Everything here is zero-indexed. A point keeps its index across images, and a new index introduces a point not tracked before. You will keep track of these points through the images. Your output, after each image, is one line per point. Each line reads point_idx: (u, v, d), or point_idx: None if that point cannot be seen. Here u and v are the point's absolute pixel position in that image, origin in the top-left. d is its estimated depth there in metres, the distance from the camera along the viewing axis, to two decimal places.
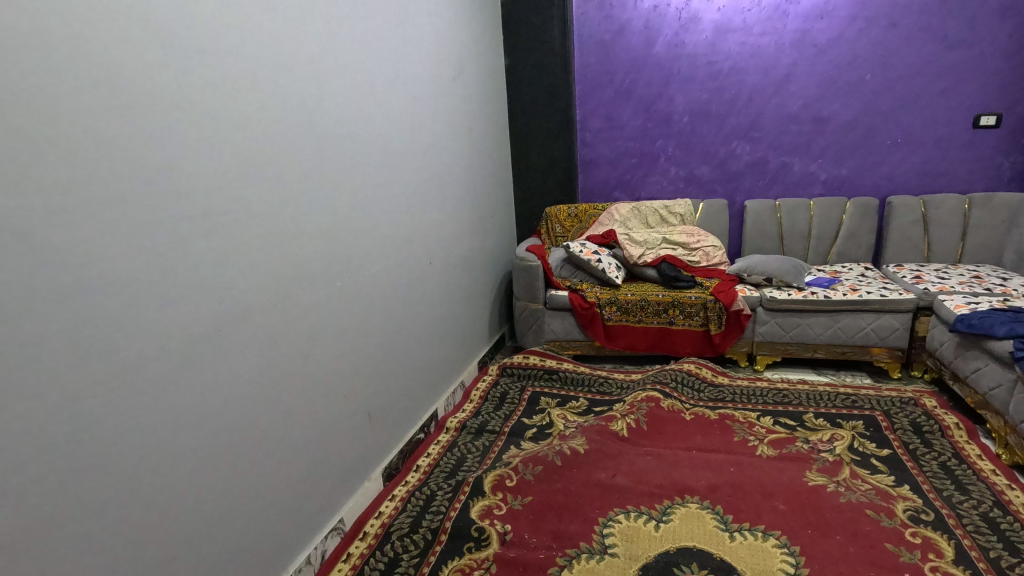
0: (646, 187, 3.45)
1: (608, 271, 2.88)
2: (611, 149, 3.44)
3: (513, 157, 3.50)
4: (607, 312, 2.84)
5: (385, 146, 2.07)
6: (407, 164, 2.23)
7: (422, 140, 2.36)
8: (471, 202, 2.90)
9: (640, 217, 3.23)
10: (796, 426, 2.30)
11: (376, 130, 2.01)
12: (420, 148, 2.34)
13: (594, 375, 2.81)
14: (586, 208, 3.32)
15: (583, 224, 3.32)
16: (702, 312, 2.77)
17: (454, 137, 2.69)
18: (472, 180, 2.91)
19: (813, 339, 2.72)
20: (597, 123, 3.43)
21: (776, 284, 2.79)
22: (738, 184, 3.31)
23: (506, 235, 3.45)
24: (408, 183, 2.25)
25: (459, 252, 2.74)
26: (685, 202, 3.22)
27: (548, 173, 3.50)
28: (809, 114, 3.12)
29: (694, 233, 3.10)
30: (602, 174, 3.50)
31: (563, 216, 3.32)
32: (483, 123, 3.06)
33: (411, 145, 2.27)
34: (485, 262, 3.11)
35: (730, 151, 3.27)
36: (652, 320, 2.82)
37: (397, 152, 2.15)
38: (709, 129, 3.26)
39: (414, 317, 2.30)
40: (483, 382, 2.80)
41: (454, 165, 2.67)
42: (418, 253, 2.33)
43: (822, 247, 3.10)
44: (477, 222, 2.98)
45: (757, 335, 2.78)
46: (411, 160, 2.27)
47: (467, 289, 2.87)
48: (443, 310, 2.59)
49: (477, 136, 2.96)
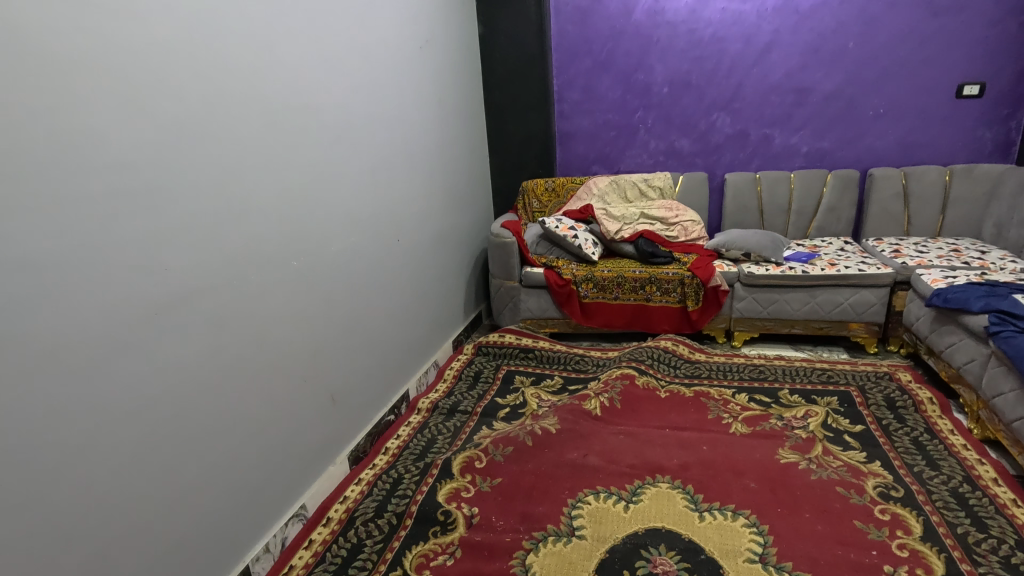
0: (625, 160, 3.36)
1: (584, 247, 2.81)
2: (590, 122, 3.34)
3: (489, 130, 3.40)
4: (583, 289, 2.78)
5: (345, 117, 1.97)
6: (370, 136, 2.13)
7: (387, 111, 2.26)
8: (444, 176, 2.81)
9: (618, 191, 3.15)
10: (771, 403, 2.28)
11: (335, 100, 1.91)
12: (385, 120, 2.24)
13: (570, 353, 2.77)
14: (563, 182, 3.24)
15: (560, 198, 3.24)
16: (679, 288, 2.73)
17: (424, 108, 2.58)
18: (444, 154, 2.81)
19: (790, 315, 2.68)
20: (575, 95, 3.32)
21: (755, 259, 2.74)
22: (719, 157, 3.23)
23: (482, 210, 3.37)
24: (373, 158, 2.15)
25: (430, 231, 2.66)
26: (664, 175, 3.15)
27: (525, 147, 3.40)
28: (792, 84, 3.03)
29: (674, 208, 3.02)
30: (580, 148, 3.41)
31: (540, 191, 3.24)
32: (456, 94, 2.94)
33: (375, 117, 2.16)
34: (459, 239, 3.03)
35: (710, 123, 3.19)
36: (628, 297, 2.77)
37: (359, 124, 2.05)
38: (690, 100, 3.17)
39: (382, 297, 2.23)
40: (457, 361, 2.75)
41: (424, 139, 2.58)
42: (385, 230, 2.24)
43: (802, 222, 3.06)
44: (450, 198, 2.89)
45: (735, 310, 2.74)
46: (376, 132, 2.17)
47: (441, 267, 2.79)
48: (415, 289, 2.52)
49: (449, 108, 2.86)
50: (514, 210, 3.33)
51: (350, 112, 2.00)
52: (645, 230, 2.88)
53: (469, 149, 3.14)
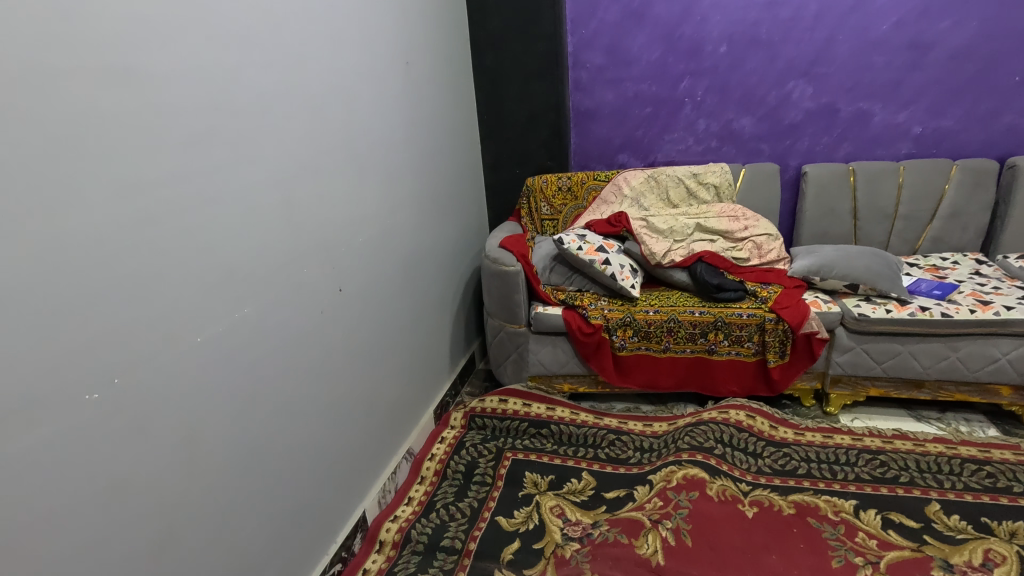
0: (663, 148, 2.50)
1: (619, 277, 1.98)
2: (616, 95, 2.46)
3: (481, 107, 2.53)
4: (619, 338, 1.95)
5: (222, 97, 1.08)
6: (283, 127, 1.26)
7: (315, 82, 1.38)
8: (416, 178, 1.95)
9: (659, 191, 2.33)
10: (922, 534, 1.48)
11: (204, 58, 1.03)
12: (312, 97, 1.36)
13: (600, 430, 1.96)
14: (582, 178, 2.39)
15: (579, 201, 2.40)
16: (757, 336, 1.92)
17: (380, 78, 1.70)
18: (415, 144, 1.93)
19: (916, 374, 1.87)
20: (596, 57, 2.42)
21: (864, 292, 1.92)
22: (794, 142, 2.37)
23: (473, 218, 2.51)
24: (289, 163, 1.28)
25: (396, 263, 1.81)
26: (721, 167, 2.33)
27: (529, 131, 2.52)
28: (904, 38, 2.16)
29: (740, 214, 2.17)
30: (602, 130, 2.53)
31: (551, 190, 2.40)
32: (431, 58, 2.06)
33: (291, 92, 1.29)
34: (442, 263, 2.18)
35: (784, 95, 2.31)
36: (683, 348, 1.95)
37: (257, 105, 1.18)
38: (756, 63, 2.29)
39: (314, 388, 1.39)
40: (441, 446, 1.93)
41: (381, 126, 1.70)
42: (317, 281, 1.38)
43: (910, 231, 2.23)
44: (426, 207, 2.02)
45: (834, 367, 1.93)
46: (294, 118, 1.30)
47: (415, 310, 1.96)
48: (373, 355, 1.69)
49: (421, 78, 1.98)
50: (516, 217, 2.48)
51: (236, 83, 1.12)
52: (706, 250, 2.04)
53: (451, 135, 2.27)
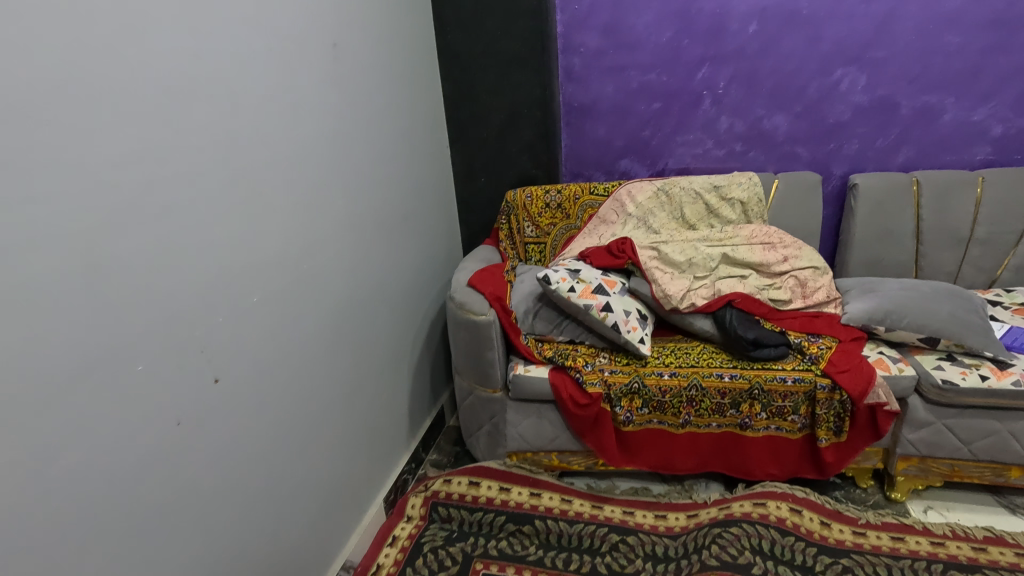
0: (675, 152, 2.03)
1: (623, 328, 1.50)
2: (617, 87, 1.97)
3: (449, 102, 2.05)
4: (624, 409, 1.49)
5: None
6: (101, 144, 0.77)
7: (174, 70, 0.89)
8: (354, 199, 1.47)
9: (671, 209, 1.87)
10: None
11: None
12: (166, 95, 0.88)
13: (599, 528, 1.49)
14: (575, 191, 1.91)
15: (571, 220, 1.92)
16: (804, 407, 1.46)
17: (294, 64, 1.21)
18: (350, 155, 1.45)
19: (1015, 458, 1.43)
20: (592, 39, 1.93)
21: (945, 348, 1.46)
22: (840, 145, 1.90)
23: (441, 240, 2.03)
24: (118, 203, 0.80)
25: (326, 318, 1.33)
26: (748, 178, 1.87)
27: (510, 132, 2.03)
28: (986, 12, 1.69)
29: (775, 239, 1.70)
30: (600, 130, 2.05)
31: (536, 207, 1.92)
32: (376, 39, 1.57)
33: (121, 86, 0.80)
34: (397, 304, 1.71)
35: (830, 86, 1.84)
36: (708, 422, 1.49)
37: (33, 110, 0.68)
38: (795, 46, 1.82)
39: (178, 537, 0.92)
40: (390, 553, 1.45)
41: (296, 134, 1.22)
42: (178, 377, 0.91)
43: (988, 258, 1.77)
44: (370, 237, 1.55)
45: (905, 445, 1.48)
46: (127, 130, 0.81)
47: (357, 374, 1.49)
48: (294, 452, 1.22)
49: (359, 66, 1.49)
50: (493, 239, 2.00)
51: None
52: (738, 291, 1.56)
53: (408, 139, 1.78)
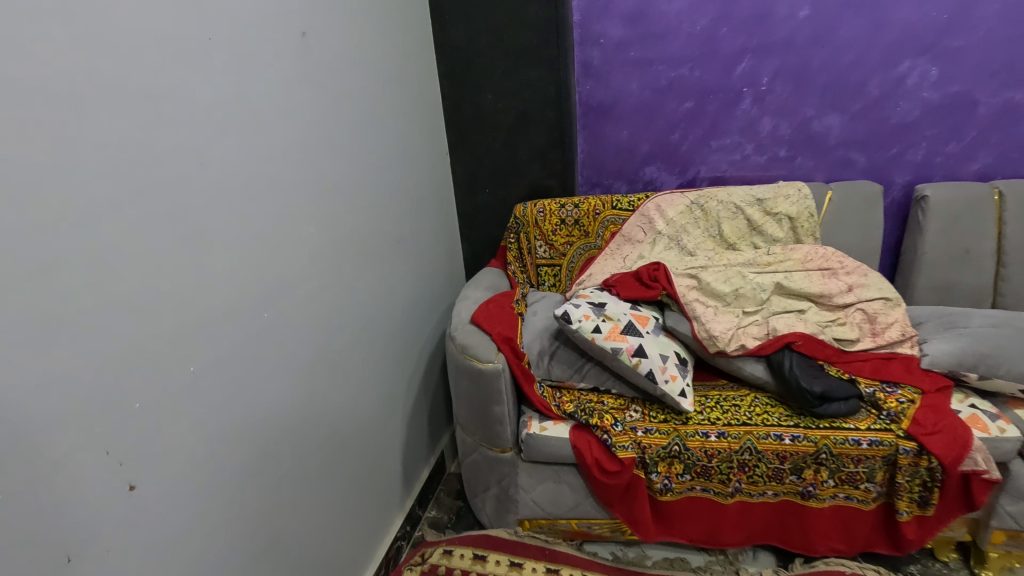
0: (709, 158, 1.76)
1: (660, 377, 1.24)
2: (643, 83, 1.71)
3: (449, 103, 1.78)
4: (662, 476, 1.23)
5: None
6: None
7: (55, 68, 0.63)
8: (333, 223, 1.21)
9: (707, 227, 1.61)
10: None
11: None
12: (46, 104, 0.62)
13: None
14: (595, 205, 1.65)
15: (590, 238, 1.66)
16: (882, 474, 1.19)
17: (251, 58, 0.95)
18: (328, 170, 1.19)
19: None
20: (615, 28, 1.66)
21: None
22: (903, 151, 1.63)
23: (440, 262, 1.78)
24: None
25: (294, 374, 1.08)
26: (797, 190, 1.60)
27: (519, 137, 1.77)
28: None
29: (836, 264, 1.43)
30: (622, 134, 1.78)
31: (550, 224, 1.66)
32: (360, 29, 1.30)
33: None
34: (386, 343, 1.45)
35: (895, 81, 1.57)
36: (763, 490, 1.23)
37: None
38: (854, 35, 1.55)
39: None
40: None
41: (253, 147, 0.95)
42: (69, 497, 0.65)
43: None
44: (354, 266, 1.29)
45: (1005, 520, 1.21)
46: None
47: (338, 434, 1.24)
48: (249, 548, 0.97)
49: (341, 60, 1.23)
50: (500, 260, 1.74)
51: None
52: (799, 331, 1.29)
53: (400, 147, 1.52)
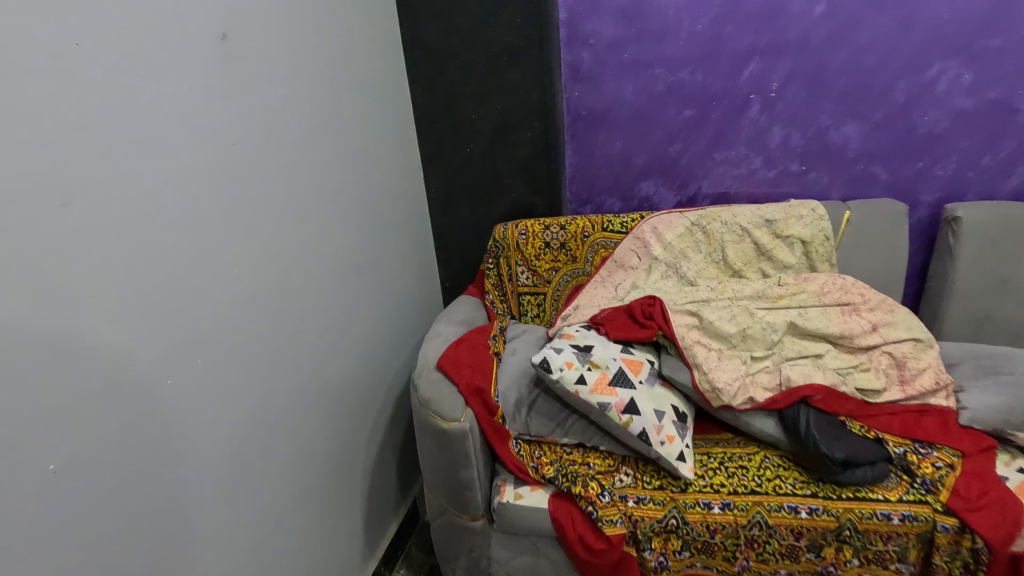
0: (712, 172, 1.58)
1: (654, 437, 1.05)
2: (639, 89, 1.52)
3: (422, 111, 1.60)
4: (656, 553, 1.04)
5: None
6: None
7: None
8: (273, 258, 1.02)
9: (710, 251, 1.43)
10: None
11: None
12: None
13: None
14: (584, 227, 1.46)
15: (578, 264, 1.48)
16: (915, 553, 1.01)
17: (151, 66, 0.76)
18: (266, 196, 1.00)
19: None
20: (607, 27, 1.48)
21: None
22: (932, 165, 1.45)
23: (413, 287, 1.60)
24: None
25: (219, 444, 0.89)
26: (811, 210, 1.42)
27: (500, 148, 1.59)
28: None
29: (857, 298, 1.25)
30: (615, 145, 1.60)
31: (533, 247, 1.48)
32: (309, 29, 1.12)
33: None
34: (345, 387, 1.28)
35: (923, 87, 1.38)
36: (775, 569, 1.05)
37: None
38: (877, 34, 1.36)
39: None
40: None
41: (155, 176, 0.77)
42: None
43: None
44: (302, 305, 1.11)
45: None
46: None
47: (280, 501, 1.06)
48: None
49: (285, 65, 1.04)
50: (479, 286, 1.56)
51: None
52: (817, 383, 1.11)
53: (362, 162, 1.34)
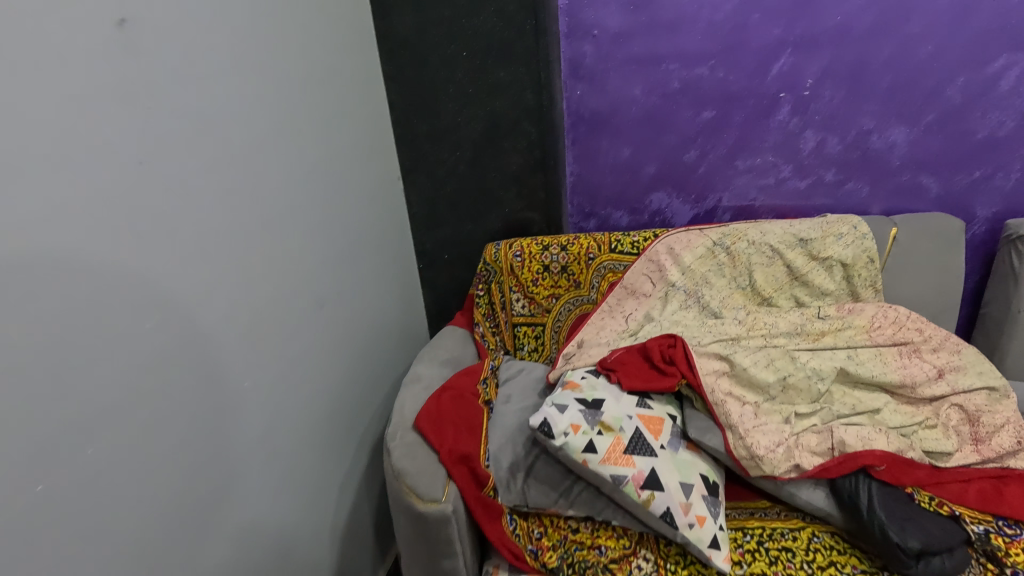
0: (734, 182, 1.38)
1: (680, 516, 0.85)
2: (650, 88, 1.32)
3: (401, 113, 1.39)
4: None
5: None
6: None
7: None
8: (207, 302, 0.81)
9: (735, 277, 1.24)
10: None
11: None
12: None
13: None
14: (589, 247, 1.26)
15: (581, 291, 1.28)
16: None
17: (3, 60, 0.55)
18: (194, 226, 0.78)
19: None
20: (613, 15, 1.27)
21: None
22: (989, 174, 1.25)
23: (391, 316, 1.40)
24: None
25: (128, 559, 0.68)
26: (853, 228, 1.22)
27: (490, 156, 1.38)
28: None
29: (914, 336, 1.05)
30: (623, 152, 1.40)
31: (528, 272, 1.28)
32: (253, 16, 0.91)
33: None
34: (308, 445, 1.07)
35: (984, 83, 1.18)
36: None
37: None
38: (932, 22, 1.16)
39: None
40: None
41: (10, 213, 0.55)
42: None
43: None
44: (248, 357, 0.90)
45: None
46: None
47: None
48: None
49: (217, 59, 0.83)
50: (466, 316, 1.35)
51: None
52: (879, 449, 0.89)
53: (326, 176, 1.13)
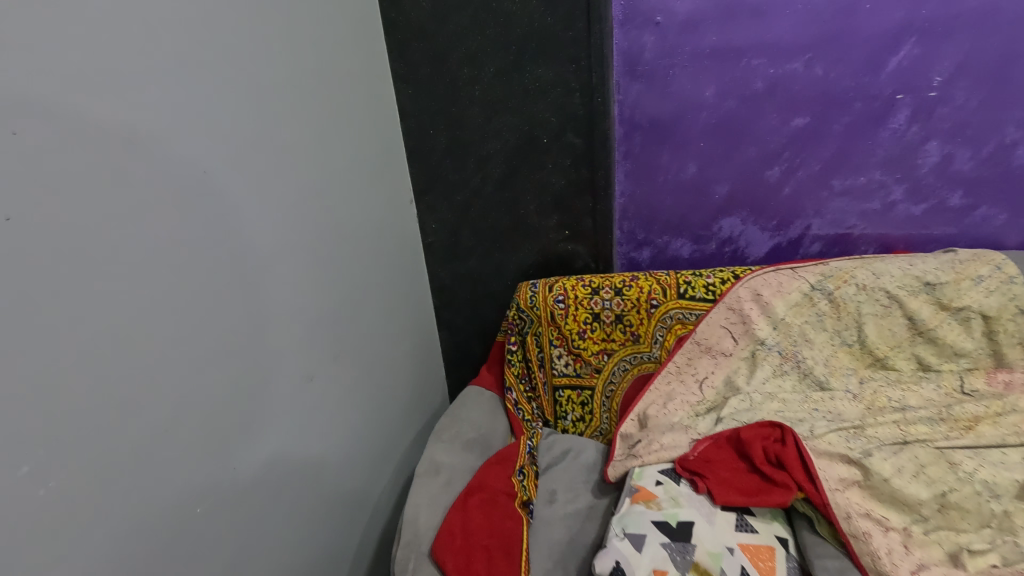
0: (830, 206, 1.10)
1: None
2: (727, 89, 1.04)
3: (415, 121, 1.13)
4: None
5: None
6: None
7: None
8: (134, 414, 0.55)
9: (838, 331, 0.94)
10: None
11: None
12: None
13: None
14: (650, 292, 0.99)
15: (641, 347, 1.01)
16: None
17: None
18: (112, 306, 0.52)
19: None
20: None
21: None
22: None
23: (403, 369, 1.14)
24: None
25: None
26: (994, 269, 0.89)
27: (525, 175, 1.12)
28: None
29: None
30: (688, 168, 1.13)
31: (575, 322, 1.02)
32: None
33: None
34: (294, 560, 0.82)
35: None
36: None
37: None
38: None
39: None
40: None
41: None
42: None
43: None
44: (206, 473, 0.65)
45: None
46: None
47: None
48: None
49: (153, 56, 0.57)
50: (493, 371, 1.09)
51: None
52: None
53: (323, 207, 0.88)
